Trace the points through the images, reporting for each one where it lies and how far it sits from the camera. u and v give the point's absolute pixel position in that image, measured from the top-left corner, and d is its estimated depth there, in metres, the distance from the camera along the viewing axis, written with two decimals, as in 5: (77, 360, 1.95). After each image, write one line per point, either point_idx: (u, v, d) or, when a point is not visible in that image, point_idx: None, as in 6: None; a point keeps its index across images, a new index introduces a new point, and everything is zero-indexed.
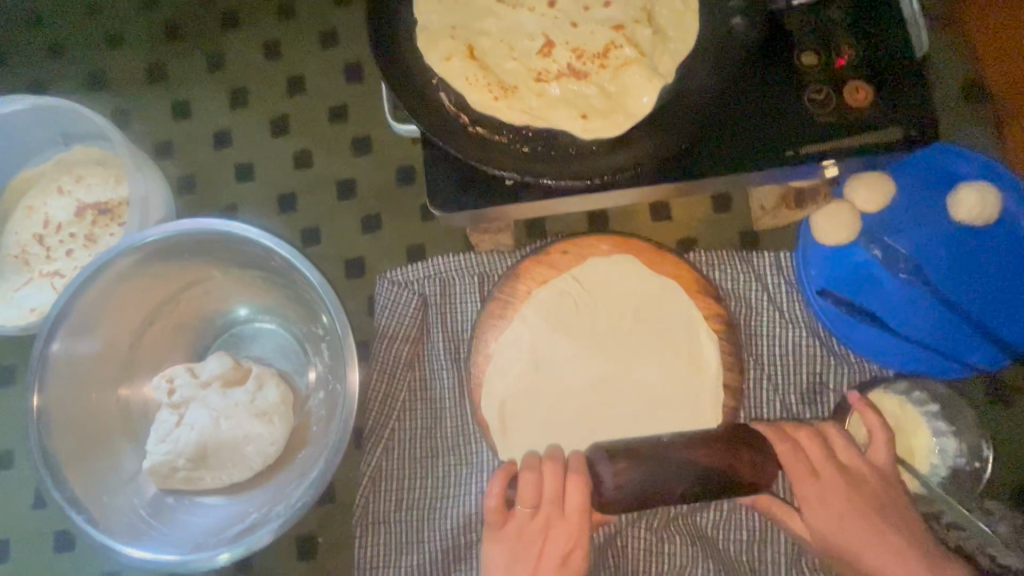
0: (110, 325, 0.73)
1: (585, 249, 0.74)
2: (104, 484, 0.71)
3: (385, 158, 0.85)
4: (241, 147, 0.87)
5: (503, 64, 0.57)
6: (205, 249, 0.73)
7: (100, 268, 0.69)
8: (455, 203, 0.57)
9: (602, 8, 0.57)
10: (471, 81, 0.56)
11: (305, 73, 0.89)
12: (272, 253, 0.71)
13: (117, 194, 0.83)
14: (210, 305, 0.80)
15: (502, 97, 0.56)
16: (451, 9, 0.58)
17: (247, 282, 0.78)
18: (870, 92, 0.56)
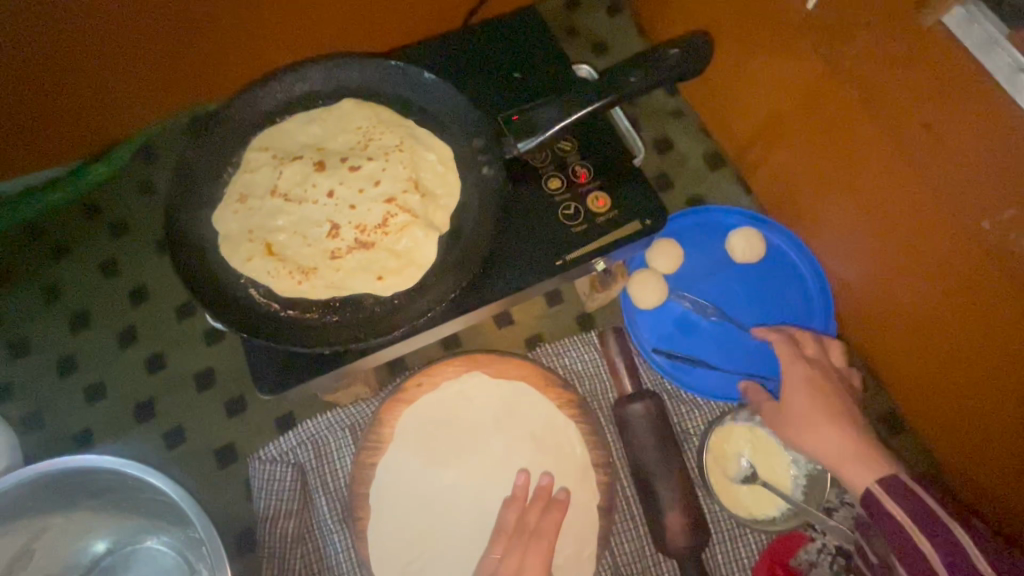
0: None
1: (435, 374, 0.78)
2: None
3: (238, 339, 0.88)
4: (89, 368, 0.87)
5: (299, 251, 0.64)
6: (51, 491, 0.70)
7: None
8: (282, 383, 0.61)
9: (374, 185, 0.67)
10: (274, 273, 0.63)
11: (147, 282, 0.92)
12: (121, 473, 0.68)
13: None
14: (71, 543, 0.75)
15: (304, 280, 0.63)
16: (245, 216, 0.66)
17: (108, 508, 0.75)
18: (608, 198, 0.69)
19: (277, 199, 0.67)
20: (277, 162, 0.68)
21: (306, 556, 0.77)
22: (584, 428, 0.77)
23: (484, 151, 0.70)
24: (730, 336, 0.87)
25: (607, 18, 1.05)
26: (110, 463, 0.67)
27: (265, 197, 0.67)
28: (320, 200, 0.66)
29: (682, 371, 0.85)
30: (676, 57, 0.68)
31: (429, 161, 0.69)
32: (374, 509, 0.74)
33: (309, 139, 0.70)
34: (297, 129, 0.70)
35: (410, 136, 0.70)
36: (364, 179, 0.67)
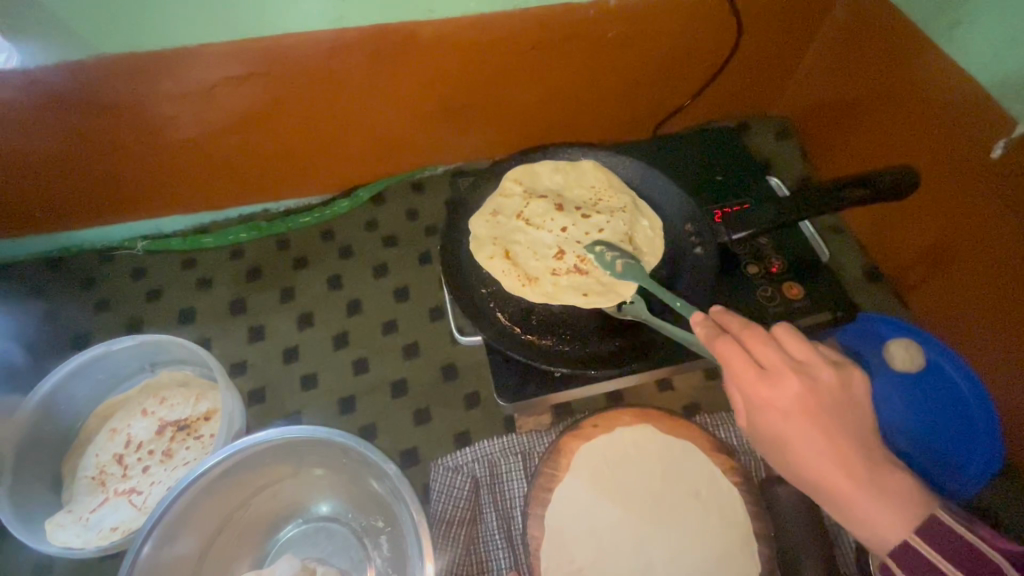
0: (188, 536, 0.78)
1: (612, 420, 0.87)
2: None
3: (431, 358, 1.02)
4: (306, 360, 1.03)
5: (529, 262, 0.81)
6: (284, 454, 0.83)
7: (194, 480, 0.77)
8: (515, 392, 0.73)
9: (597, 233, 0.83)
10: (505, 272, 0.79)
11: (361, 297, 1.10)
12: (349, 449, 0.81)
13: (197, 410, 0.94)
14: (276, 506, 0.87)
15: (527, 283, 0.78)
16: (493, 225, 0.84)
17: (315, 480, 0.87)
18: (801, 289, 0.80)
19: (519, 221, 0.84)
20: (526, 196, 0.87)
21: (469, 564, 0.83)
22: (747, 497, 0.82)
23: (696, 235, 0.83)
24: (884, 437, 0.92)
25: (774, 142, 1.21)
26: (346, 438, 0.79)
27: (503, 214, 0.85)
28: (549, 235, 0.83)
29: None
30: (882, 182, 0.78)
31: (643, 225, 0.83)
32: (544, 529, 0.80)
33: (554, 186, 0.88)
34: (546, 174, 0.89)
35: (633, 205, 0.85)
36: (591, 226, 0.83)
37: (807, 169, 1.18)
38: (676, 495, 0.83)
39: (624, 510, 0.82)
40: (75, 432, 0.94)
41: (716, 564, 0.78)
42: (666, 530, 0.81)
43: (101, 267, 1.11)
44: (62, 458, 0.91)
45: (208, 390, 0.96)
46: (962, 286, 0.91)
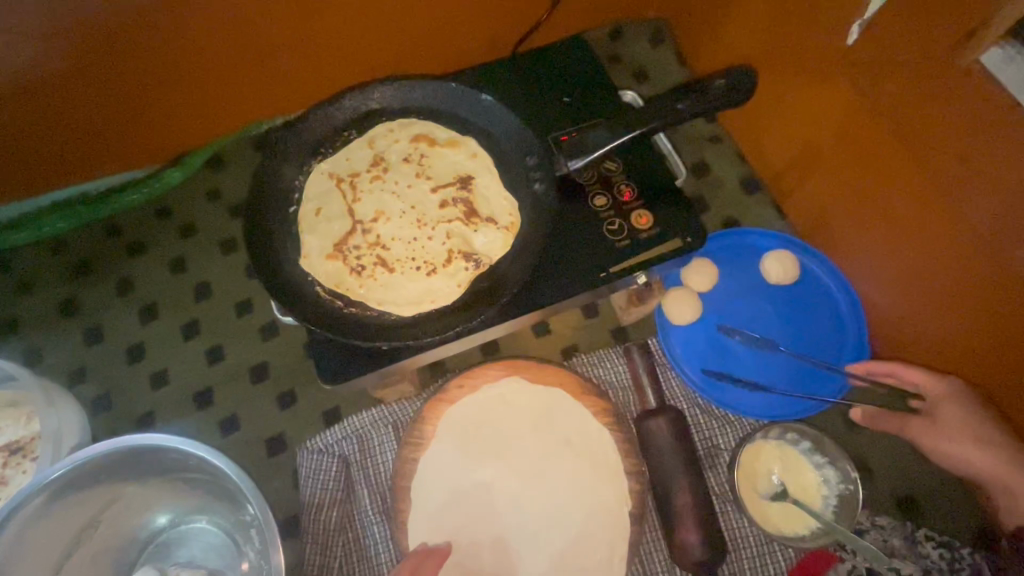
0: (23, 570, 0.72)
1: (477, 378, 0.82)
2: None
3: (292, 335, 0.94)
4: (153, 357, 0.94)
5: (336, 234, 0.71)
6: (120, 466, 0.76)
7: (12, 512, 0.70)
8: (344, 372, 0.66)
9: (420, 249, 0.70)
10: (314, 231, 0.71)
11: (211, 279, 0.99)
12: (187, 453, 0.74)
13: (29, 430, 0.85)
14: (132, 520, 0.81)
15: (331, 253, 0.70)
16: (323, 190, 0.74)
17: (169, 485, 0.80)
18: (651, 216, 0.74)
19: (347, 197, 0.73)
20: (369, 178, 0.75)
21: (344, 546, 0.81)
22: (617, 436, 0.80)
23: (535, 169, 0.75)
24: (760, 367, 0.89)
25: (648, 50, 1.11)
26: (179, 442, 0.72)
27: (371, 166, 0.75)
28: (393, 214, 0.72)
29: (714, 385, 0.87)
30: (720, 88, 0.73)
31: (476, 244, 0.70)
32: (412, 499, 0.78)
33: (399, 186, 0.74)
34: (395, 173, 0.75)
35: (478, 220, 0.72)
36: (414, 239, 0.71)
37: (685, 74, 1.09)
38: (546, 447, 0.81)
39: (494, 467, 0.81)
40: None
41: (584, 506, 0.79)
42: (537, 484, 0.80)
43: None
44: None
45: None
46: (833, 189, 0.86)
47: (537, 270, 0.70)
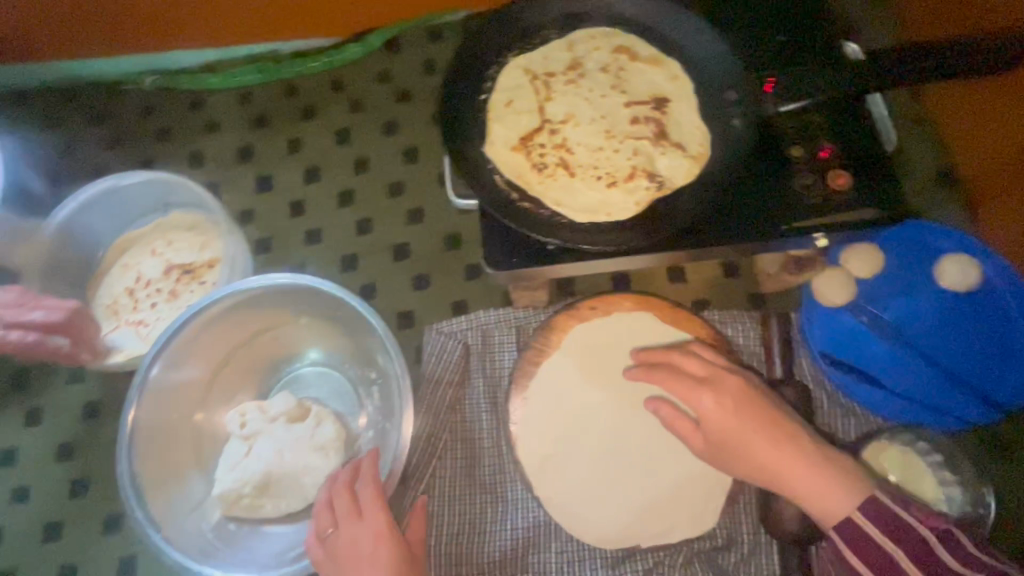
0: (195, 362, 0.84)
1: (609, 305, 0.84)
2: (174, 506, 0.79)
3: (435, 225, 0.99)
4: (311, 215, 1.01)
5: (524, 129, 0.72)
6: (282, 299, 0.85)
7: (199, 312, 0.81)
8: (508, 261, 0.67)
9: (604, 159, 0.69)
10: (503, 122, 0.72)
11: (369, 156, 1.04)
12: (342, 302, 0.81)
13: (202, 257, 0.96)
14: (277, 351, 0.90)
15: (517, 146, 0.71)
16: (516, 84, 0.74)
17: (313, 327, 0.89)
18: (849, 178, 0.68)
19: (539, 95, 0.73)
20: (564, 80, 0.74)
21: (454, 423, 0.87)
22: None
23: (736, 105, 0.71)
24: (896, 365, 0.82)
25: (863, 8, 1.00)
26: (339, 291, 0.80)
27: (567, 69, 0.74)
28: (583, 119, 0.71)
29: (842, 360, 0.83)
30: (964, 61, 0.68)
31: (661, 167, 0.69)
32: (527, 399, 0.81)
33: (592, 93, 0.73)
34: (590, 80, 0.73)
35: (667, 145, 0.70)
36: (599, 148, 0.70)
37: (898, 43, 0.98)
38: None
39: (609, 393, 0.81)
40: (98, 261, 0.99)
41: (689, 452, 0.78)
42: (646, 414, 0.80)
43: (112, 102, 1.09)
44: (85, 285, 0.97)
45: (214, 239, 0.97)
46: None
47: (717, 208, 0.67)
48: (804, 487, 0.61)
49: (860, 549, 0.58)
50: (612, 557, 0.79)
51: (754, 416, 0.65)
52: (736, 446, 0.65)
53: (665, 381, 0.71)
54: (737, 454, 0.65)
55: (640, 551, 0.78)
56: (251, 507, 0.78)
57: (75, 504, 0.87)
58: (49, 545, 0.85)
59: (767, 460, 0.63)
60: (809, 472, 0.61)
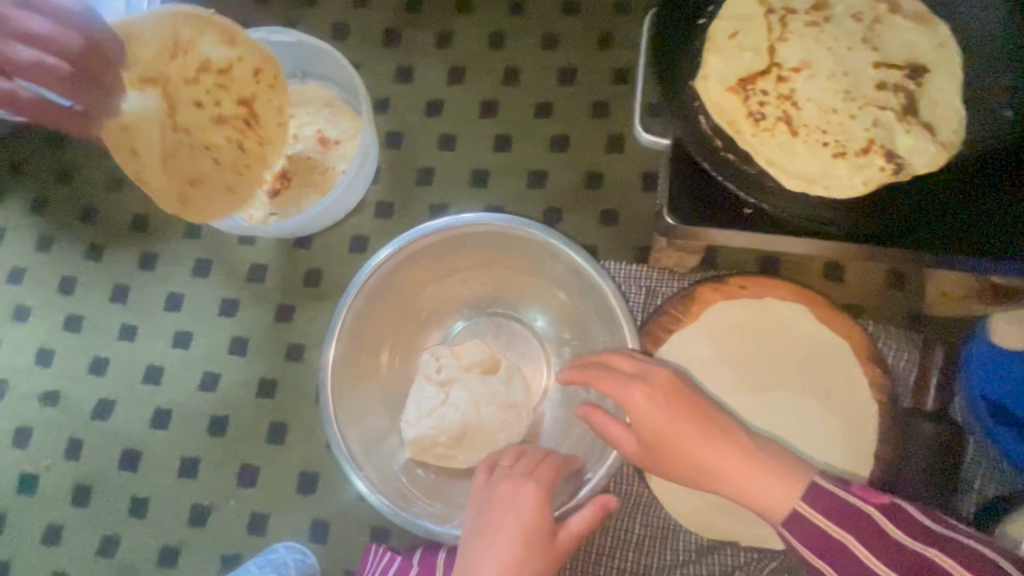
0: (394, 292, 0.77)
1: (763, 288, 0.76)
2: (368, 439, 0.75)
3: (579, 159, 0.90)
4: (448, 119, 0.94)
5: (746, 69, 0.61)
6: (499, 244, 0.77)
7: (416, 241, 0.73)
8: (690, 209, 0.59)
9: (834, 125, 0.59)
10: (723, 56, 0.62)
11: (521, 67, 0.95)
12: (560, 258, 0.75)
13: (317, 147, 0.92)
14: (468, 295, 0.84)
15: (735, 87, 0.61)
16: (747, 13, 0.63)
17: (514, 275, 0.81)
18: None
19: (772, 32, 0.62)
20: (805, 20, 0.62)
21: None
22: (881, 417, 0.73)
23: (1009, 91, 0.59)
24: None
25: None
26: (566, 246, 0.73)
27: (811, 7, 0.63)
28: (822, 71, 0.60)
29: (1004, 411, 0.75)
30: None
31: (902, 147, 0.58)
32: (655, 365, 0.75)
33: (835, 42, 0.61)
34: (837, 26, 0.62)
35: (914, 122, 0.59)
36: (831, 110, 0.60)
37: None
38: (821, 395, 0.74)
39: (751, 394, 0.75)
40: None
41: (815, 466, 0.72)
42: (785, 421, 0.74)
43: None
44: None
45: (334, 128, 0.92)
46: None
47: (943, 217, 0.56)
48: (767, 494, 0.56)
49: (799, 528, 0.55)
50: (698, 543, 0.76)
51: (678, 400, 0.62)
52: (666, 446, 0.60)
53: (596, 381, 0.66)
54: (670, 456, 0.60)
55: (733, 545, 0.74)
56: (443, 456, 0.75)
57: (176, 354, 0.88)
58: (148, 386, 0.87)
59: (689, 451, 0.59)
60: (701, 444, 0.59)
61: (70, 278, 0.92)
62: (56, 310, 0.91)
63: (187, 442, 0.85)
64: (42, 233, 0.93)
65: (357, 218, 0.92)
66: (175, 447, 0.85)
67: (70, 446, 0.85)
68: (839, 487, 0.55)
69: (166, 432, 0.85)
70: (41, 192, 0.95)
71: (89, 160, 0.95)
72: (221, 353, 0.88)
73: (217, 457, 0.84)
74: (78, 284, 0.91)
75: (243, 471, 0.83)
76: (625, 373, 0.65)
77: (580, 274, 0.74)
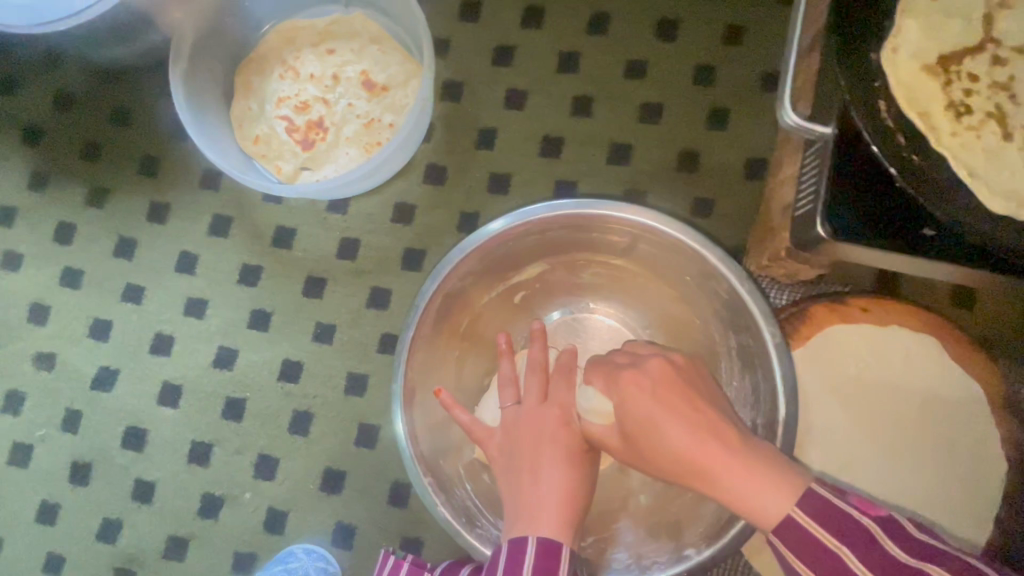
0: (483, 281, 0.63)
1: (888, 314, 0.64)
2: (439, 446, 0.63)
3: (673, 133, 0.76)
4: (518, 71, 0.79)
5: (951, 45, 0.47)
6: (618, 235, 0.61)
7: (525, 222, 0.58)
8: (857, 233, 0.48)
9: None
10: (924, 23, 0.47)
11: (612, 14, 0.78)
12: (678, 257, 0.60)
13: (364, 94, 0.77)
14: (565, 283, 0.70)
15: (934, 68, 0.46)
16: None
17: (618, 266, 0.67)
18: None
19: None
20: None
21: None
22: (1014, 479, 0.62)
23: None
24: None
25: None
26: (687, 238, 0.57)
27: None
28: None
29: None
30: None
31: None
32: None
33: None
34: None
35: None
36: None
37: None
38: (942, 445, 0.63)
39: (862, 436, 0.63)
40: (253, 44, 0.79)
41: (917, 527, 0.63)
42: (896, 469, 0.62)
43: None
44: (235, 69, 0.78)
45: (382, 68, 0.77)
46: None
47: None
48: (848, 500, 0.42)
49: (804, 545, 0.41)
50: None
51: (672, 391, 0.50)
52: (646, 436, 0.49)
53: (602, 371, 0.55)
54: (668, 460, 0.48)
55: None
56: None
57: (190, 323, 0.77)
58: (156, 358, 0.77)
59: (678, 447, 0.47)
60: (767, 489, 0.43)
61: (68, 225, 0.79)
62: (52, 261, 0.79)
63: (200, 425, 0.75)
64: (35, 170, 0.80)
65: (403, 182, 0.78)
66: (186, 429, 0.75)
67: (69, 416, 0.76)
68: (832, 491, 0.43)
69: (176, 411, 0.76)
70: (34, 121, 0.81)
71: (89, 86, 0.80)
72: (240, 327, 0.77)
73: (233, 444, 0.75)
74: (76, 233, 0.79)
75: (262, 463, 0.74)
76: (618, 364, 0.55)
77: (709, 280, 0.59)
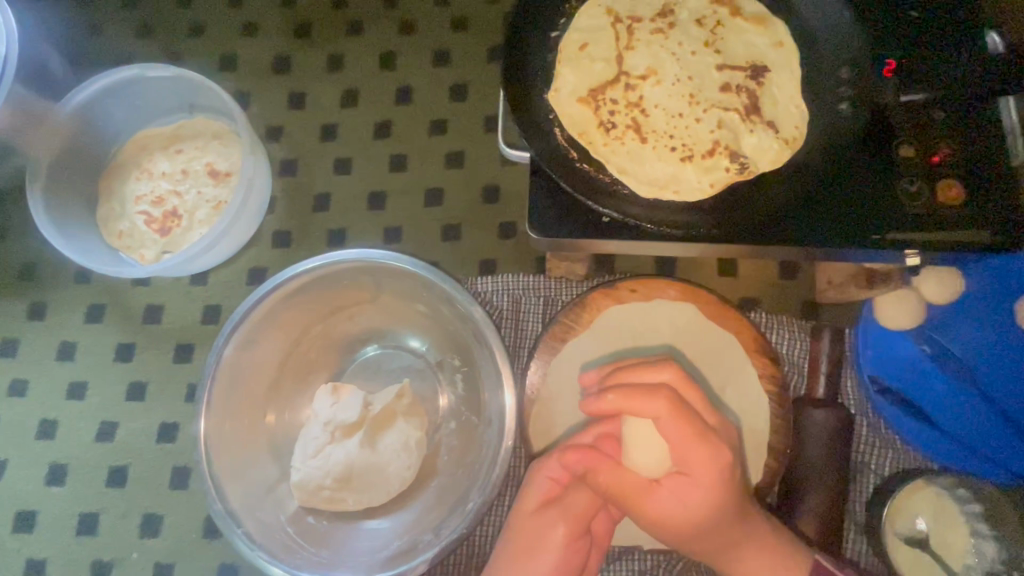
0: (270, 335, 0.78)
1: (652, 290, 0.77)
2: (249, 485, 0.74)
3: (475, 174, 0.90)
4: (344, 143, 0.93)
5: (599, 82, 0.62)
6: (376, 276, 0.78)
7: (285, 280, 0.74)
8: (557, 226, 0.58)
9: (681, 130, 0.61)
10: (576, 68, 0.63)
11: (415, 86, 0.94)
12: (431, 287, 0.76)
13: (209, 183, 0.90)
14: (358, 329, 0.83)
15: (588, 99, 0.62)
16: (598, 26, 0.64)
17: (403, 303, 0.81)
18: (962, 191, 0.56)
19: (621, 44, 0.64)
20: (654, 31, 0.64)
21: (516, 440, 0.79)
22: (774, 408, 0.74)
23: (848, 84, 0.62)
24: (947, 403, 0.75)
25: None
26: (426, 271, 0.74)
27: (656, 15, 0.65)
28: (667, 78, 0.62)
29: (897, 386, 0.77)
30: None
31: (750, 145, 0.60)
32: (545, 376, 0.76)
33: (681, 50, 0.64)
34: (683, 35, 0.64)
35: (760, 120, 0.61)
36: (680, 115, 0.62)
37: None
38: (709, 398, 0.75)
39: None
40: (111, 155, 0.92)
41: None
42: None
43: None
44: (97, 179, 0.91)
45: (223, 159, 0.91)
46: None
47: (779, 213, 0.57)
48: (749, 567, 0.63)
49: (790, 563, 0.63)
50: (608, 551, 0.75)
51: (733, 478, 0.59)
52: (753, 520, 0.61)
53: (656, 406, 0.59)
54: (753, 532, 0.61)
55: (640, 549, 0.75)
56: (330, 500, 0.73)
57: (72, 405, 0.85)
58: (42, 442, 0.84)
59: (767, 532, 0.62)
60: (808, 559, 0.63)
61: None
62: None
63: (86, 497, 0.82)
64: None
65: (254, 250, 0.90)
66: (73, 503, 0.81)
67: None
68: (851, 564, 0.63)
69: (62, 488, 0.82)
70: None
71: None
72: (119, 400, 0.85)
73: (118, 509, 0.81)
74: None
75: (146, 521, 0.80)
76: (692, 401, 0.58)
77: (453, 302, 0.75)
